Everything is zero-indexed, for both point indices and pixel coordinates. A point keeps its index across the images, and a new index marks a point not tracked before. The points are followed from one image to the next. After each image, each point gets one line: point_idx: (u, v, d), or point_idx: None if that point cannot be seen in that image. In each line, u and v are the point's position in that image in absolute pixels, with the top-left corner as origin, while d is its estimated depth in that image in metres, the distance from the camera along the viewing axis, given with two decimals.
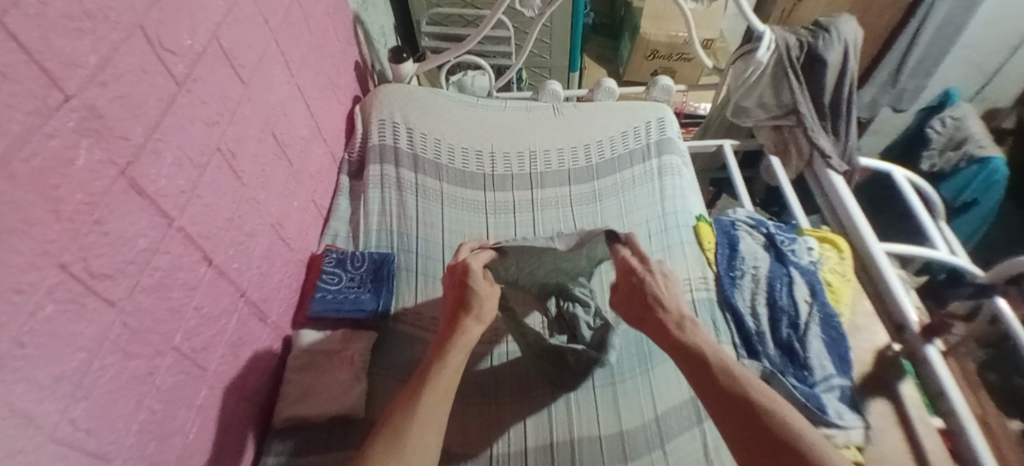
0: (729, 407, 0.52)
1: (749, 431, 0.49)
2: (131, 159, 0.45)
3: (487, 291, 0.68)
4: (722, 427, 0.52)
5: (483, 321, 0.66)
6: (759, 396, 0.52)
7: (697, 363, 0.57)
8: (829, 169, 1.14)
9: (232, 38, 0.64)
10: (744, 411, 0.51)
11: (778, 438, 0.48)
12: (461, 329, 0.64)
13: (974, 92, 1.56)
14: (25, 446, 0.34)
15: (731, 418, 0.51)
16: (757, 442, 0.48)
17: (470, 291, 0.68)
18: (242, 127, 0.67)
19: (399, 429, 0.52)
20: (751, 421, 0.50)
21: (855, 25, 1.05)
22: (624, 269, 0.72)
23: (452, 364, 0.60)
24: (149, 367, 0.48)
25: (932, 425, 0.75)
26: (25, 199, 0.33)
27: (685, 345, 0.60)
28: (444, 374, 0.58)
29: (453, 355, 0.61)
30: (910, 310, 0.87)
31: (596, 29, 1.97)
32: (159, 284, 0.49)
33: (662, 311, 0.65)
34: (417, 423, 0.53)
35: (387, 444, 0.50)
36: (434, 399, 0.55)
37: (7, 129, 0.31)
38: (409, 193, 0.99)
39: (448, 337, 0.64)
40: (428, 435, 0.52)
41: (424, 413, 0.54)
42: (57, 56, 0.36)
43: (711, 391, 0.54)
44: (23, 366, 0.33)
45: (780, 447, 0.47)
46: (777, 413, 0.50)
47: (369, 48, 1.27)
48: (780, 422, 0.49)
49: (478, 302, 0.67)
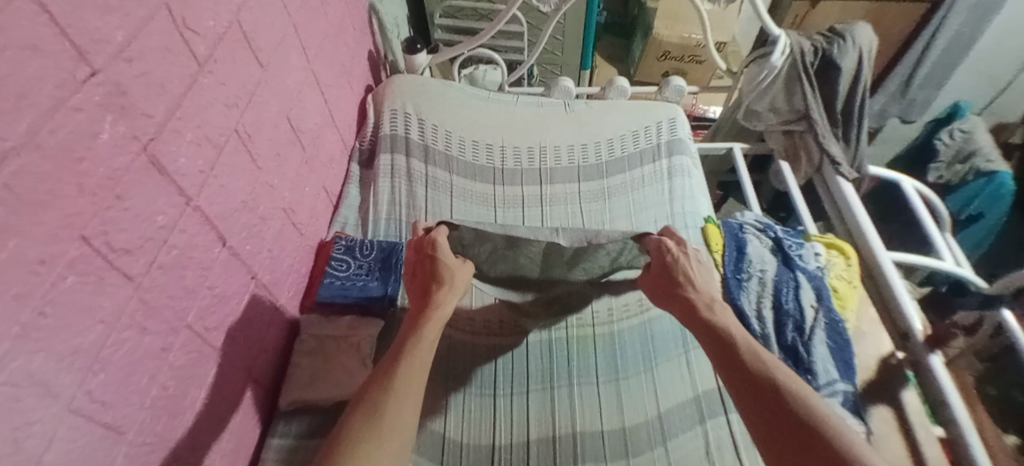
0: (752, 391, 0.52)
1: (772, 412, 0.50)
2: (153, 136, 0.45)
3: (456, 264, 0.68)
4: (742, 408, 0.53)
5: (456, 293, 0.66)
6: (785, 380, 0.52)
7: (725, 344, 0.58)
8: (839, 176, 1.12)
9: (252, 22, 0.64)
10: (767, 396, 0.51)
11: (801, 423, 0.48)
12: (433, 305, 0.64)
13: (985, 105, 1.56)
14: (43, 415, 0.34)
15: (754, 398, 0.52)
16: (776, 426, 0.49)
17: (439, 264, 0.67)
18: (259, 111, 0.67)
19: (377, 403, 0.52)
20: (774, 406, 0.50)
21: (871, 32, 1.05)
22: (658, 246, 0.71)
23: (428, 338, 0.60)
24: (163, 344, 0.48)
25: (932, 433, 0.76)
26: (51, 172, 0.34)
27: (714, 326, 0.61)
28: (420, 349, 0.59)
29: (427, 329, 0.61)
30: (915, 319, 0.88)
31: (608, 28, 1.97)
32: (176, 262, 0.50)
33: (692, 291, 0.66)
34: (393, 398, 0.53)
35: (365, 418, 0.51)
36: (412, 372, 0.56)
37: (34, 102, 0.32)
38: (419, 183, 1.00)
39: (422, 311, 0.63)
40: (405, 409, 0.53)
41: (400, 388, 0.54)
42: (86, 31, 0.36)
43: (734, 371, 0.55)
44: (43, 336, 0.34)
45: (803, 432, 0.47)
46: (801, 400, 0.50)
47: (383, 39, 1.27)
48: (804, 409, 0.49)
49: (449, 275, 0.66)
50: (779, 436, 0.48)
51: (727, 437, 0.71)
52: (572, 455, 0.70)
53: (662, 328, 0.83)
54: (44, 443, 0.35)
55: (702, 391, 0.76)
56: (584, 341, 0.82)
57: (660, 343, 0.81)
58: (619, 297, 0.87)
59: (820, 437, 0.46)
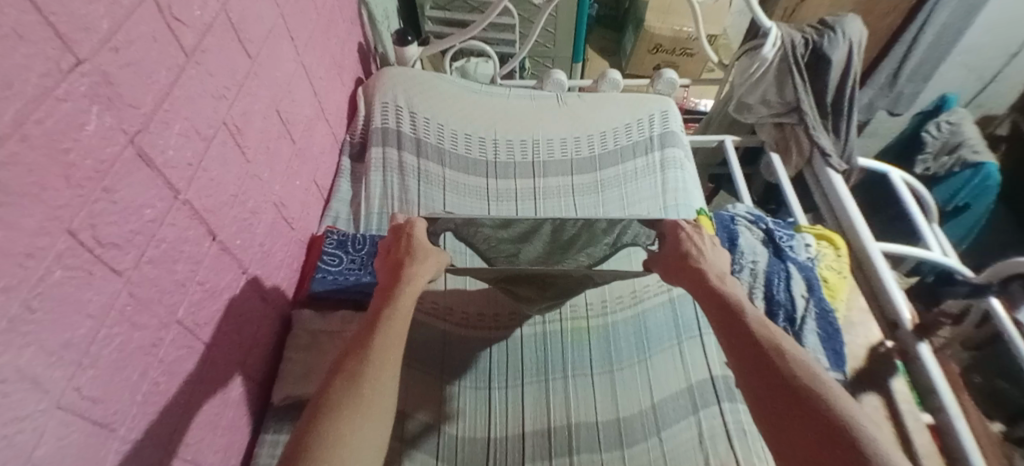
0: (756, 356, 0.48)
1: (770, 376, 0.46)
2: (140, 128, 0.44)
3: (427, 247, 0.65)
4: (738, 370, 0.49)
5: (428, 269, 0.62)
6: (792, 351, 0.48)
7: (731, 310, 0.55)
8: (828, 167, 1.14)
9: (240, 11, 0.63)
10: (771, 360, 0.47)
11: (801, 389, 0.44)
12: (405, 277, 0.60)
13: (971, 98, 1.58)
14: (33, 411, 0.34)
15: (754, 361, 0.48)
16: (775, 391, 0.45)
17: (412, 244, 0.65)
18: (249, 102, 0.66)
19: (356, 373, 0.47)
20: (776, 371, 0.46)
21: (862, 25, 1.06)
22: (675, 231, 0.69)
23: (403, 311, 0.55)
24: (154, 339, 0.48)
25: (921, 421, 0.78)
26: (38, 162, 0.33)
27: (721, 293, 0.57)
28: (395, 321, 0.53)
29: (402, 299, 0.56)
30: (905, 309, 0.89)
31: (600, 21, 1.97)
32: (166, 256, 0.49)
33: (698, 262, 0.63)
34: (372, 367, 0.47)
35: (345, 385, 0.45)
36: (388, 343, 0.51)
37: (20, 90, 0.31)
38: (412, 176, 0.99)
39: (393, 286, 0.59)
40: (384, 378, 0.47)
41: (377, 358, 0.49)
42: (72, 19, 0.35)
43: (740, 333, 0.51)
44: (33, 331, 0.33)
45: (805, 396, 0.43)
46: (807, 371, 0.46)
47: (373, 30, 1.25)
48: (806, 375, 0.45)
49: (417, 253, 0.63)
50: (779, 399, 0.44)
51: (720, 427, 0.71)
52: (569, 447, 0.70)
53: (655, 320, 0.84)
54: (34, 440, 0.34)
55: (696, 382, 0.76)
56: (579, 333, 0.82)
57: (654, 336, 0.82)
58: (614, 290, 0.88)
59: (822, 402, 0.42)
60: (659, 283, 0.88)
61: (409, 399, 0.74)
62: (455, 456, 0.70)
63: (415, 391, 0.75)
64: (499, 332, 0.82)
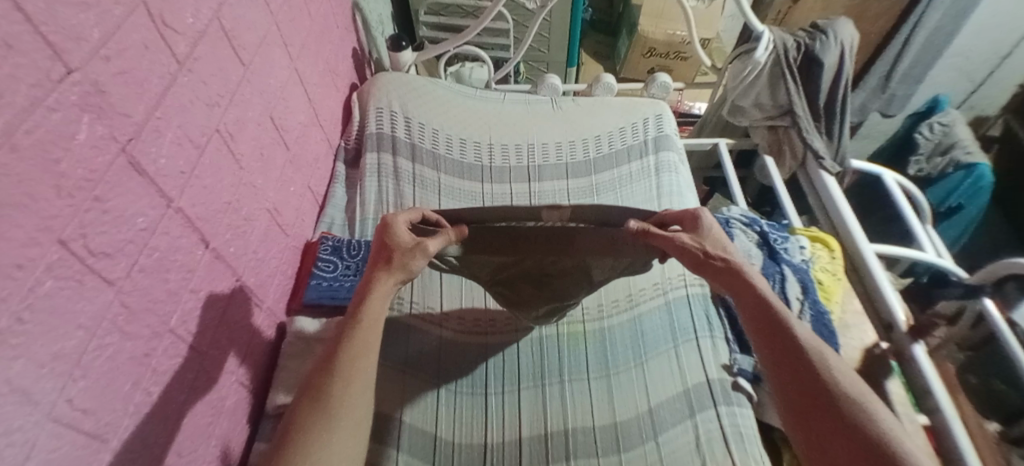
0: (798, 370, 0.49)
1: (804, 384, 0.48)
2: (132, 137, 0.44)
3: (407, 244, 0.57)
4: (778, 380, 0.50)
5: (397, 273, 0.56)
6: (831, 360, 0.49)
7: (770, 314, 0.53)
8: (822, 170, 1.12)
9: (233, 19, 0.63)
10: (806, 371, 0.48)
11: (840, 407, 0.45)
12: (374, 281, 0.56)
13: (963, 99, 1.59)
14: (24, 423, 0.33)
15: (789, 370, 0.49)
16: (818, 407, 0.46)
17: (393, 244, 0.58)
18: (241, 109, 0.66)
19: (320, 390, 0.48)
20: (817, 385, 0.47)
21: (853, 29, 1.07)
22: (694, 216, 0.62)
23: (371, 317, 0.53)
24: (147, 349, 0.47)
25: (918, 422, 0.77)
26: (27, 173, 0.32)
27: (749, 289, 0.55)
28: (367, 331, 0.52)
29: (369, 307, 0.54)
30: (897, 308, 0.89)
31: (594, 25, 1.98)
32: (158, 265, 0.49)
33: (727, 257, 0.58)
34: (339, 382, 0.48)
35: (309, 402, 0.47)
36: (355, 355, 0.50)
37: (10, 101, 0.31)
38: (407, 182, 0.99)
39: (364, 290, 0.56)
40: (351, 392, 0.48)
41: (344, 371, 0.49)
42: (61, 28, 0.35)
43: (778, 342, 0.51)
44: (22, 343, 0.33)
45: (837, 411, 0.45)
46: (848, 382, 0.47)
47: (367, 36, 1.25)
48: (852, 392, 0.46)
49: (395, 255, 0.57)
50: (813, 412, 0.46)
51: (716, 431, 0.71)
52: (566, 452, 0.70)
53: (652, 323, 0.84)
54: (25, 452, 0.33)
55: (692, 385, 0.76)
56: (574, 337, 0.82)
57: (649, 339, 0.82)
58: (609, 293, 0.88)
59: (851, 419, 0.44)
60: (654, 287, 0.89)
61: (405, 405, 0.74)
62: (451, 459, 0.70)
63: (410, 398, 0.75)
64: (496, 340, 0.82)
